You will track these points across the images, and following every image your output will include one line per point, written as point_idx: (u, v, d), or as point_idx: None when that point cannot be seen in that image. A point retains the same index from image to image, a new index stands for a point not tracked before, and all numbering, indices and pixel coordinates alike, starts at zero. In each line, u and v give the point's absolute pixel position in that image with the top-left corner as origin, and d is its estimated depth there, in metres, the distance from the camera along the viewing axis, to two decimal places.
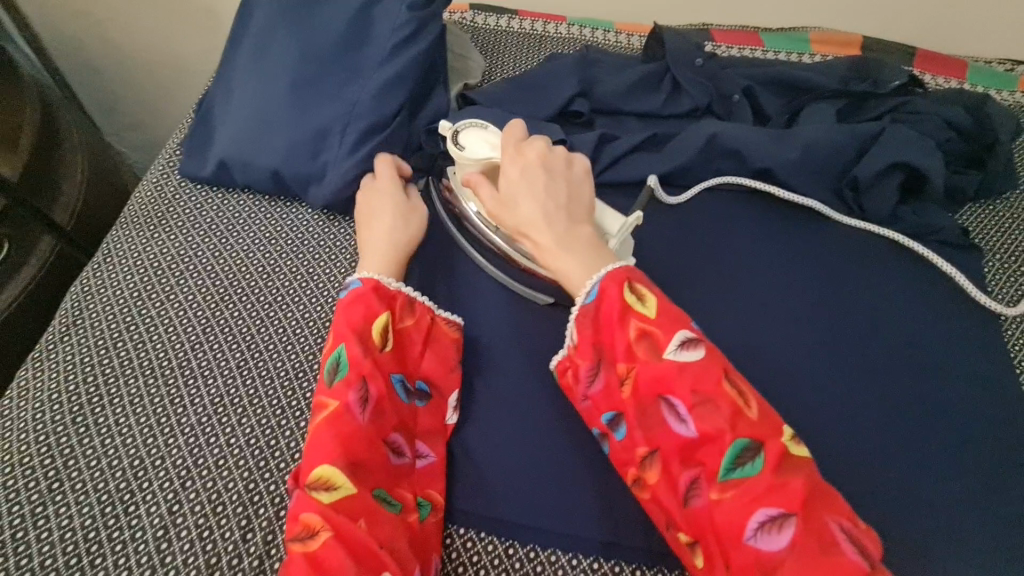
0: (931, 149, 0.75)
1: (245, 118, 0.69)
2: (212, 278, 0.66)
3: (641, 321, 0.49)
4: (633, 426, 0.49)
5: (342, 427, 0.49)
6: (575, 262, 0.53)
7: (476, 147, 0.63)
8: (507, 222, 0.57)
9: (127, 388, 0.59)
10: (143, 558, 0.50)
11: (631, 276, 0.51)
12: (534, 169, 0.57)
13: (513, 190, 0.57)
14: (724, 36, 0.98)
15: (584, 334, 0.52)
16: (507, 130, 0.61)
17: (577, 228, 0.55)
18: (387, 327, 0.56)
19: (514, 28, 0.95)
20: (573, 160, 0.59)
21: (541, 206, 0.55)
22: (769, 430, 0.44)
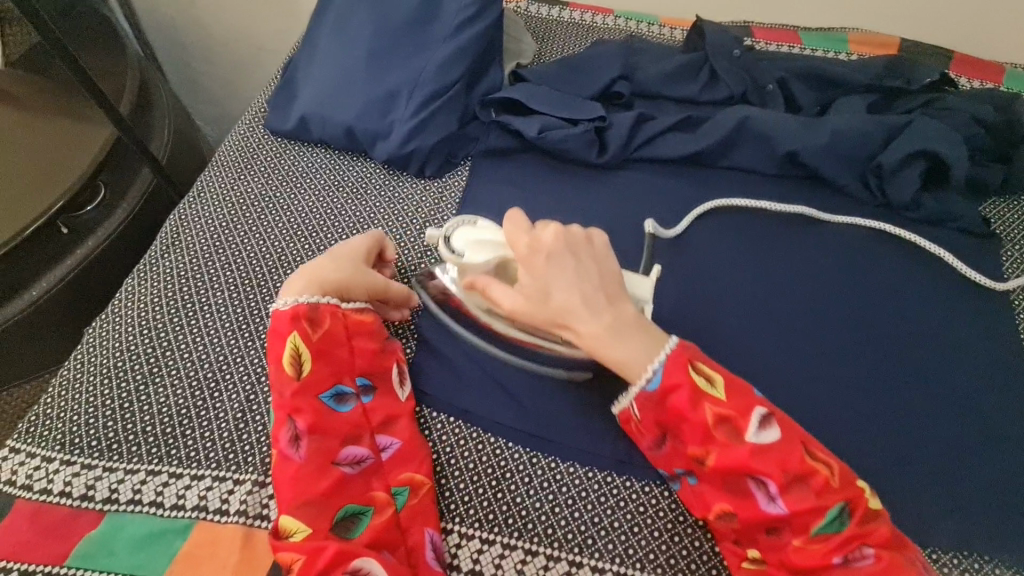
0: (956, 140, 0.78)
1: (326, 80, 0.79)
2: (287, 216, 0.75)
3: (717, 405, 0.50)
4: (714, 490, 0.51)
5: (285, 474, 0.52)
6: (632, 351, 0.51)
7: (473, 249, 0.61)
8: (538, 317, 0.53)
9: (214, 299, 0.68)
10: (224, 433, 0.58)
11: (693, 355, 0.52)
12: (560, 256, 0.53)
13: (542, 279, 0.53)
14: (765, 33, 1.03)
15: (648, 415, 0.52)
16: (508, 224, 0.56)
17: (621, 308, 0.53)
18: (295, 353, 0.56)
19: (565, 18, 1.03)
20: (590, 234, 0.55)
21: (580, 292, 0.52)
22: (852, 491, 0.48)
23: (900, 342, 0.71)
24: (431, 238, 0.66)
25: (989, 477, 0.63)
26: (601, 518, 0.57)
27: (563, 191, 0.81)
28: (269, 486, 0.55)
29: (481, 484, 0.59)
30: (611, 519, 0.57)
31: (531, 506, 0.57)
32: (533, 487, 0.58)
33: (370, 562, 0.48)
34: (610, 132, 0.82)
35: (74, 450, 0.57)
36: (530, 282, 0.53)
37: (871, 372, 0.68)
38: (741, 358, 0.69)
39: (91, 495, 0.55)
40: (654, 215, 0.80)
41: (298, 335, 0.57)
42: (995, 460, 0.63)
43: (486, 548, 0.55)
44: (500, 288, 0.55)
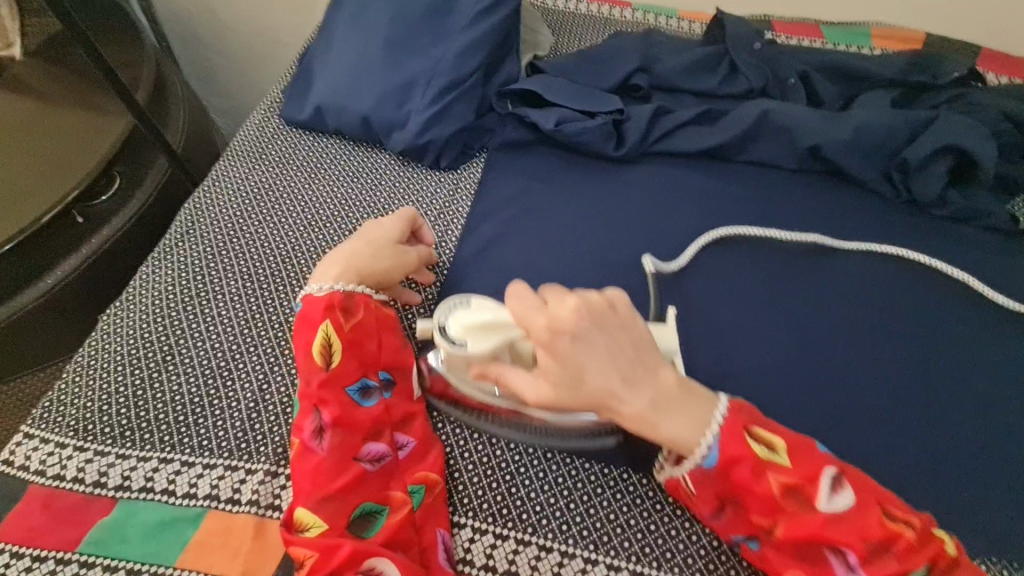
0: (984, 135, 0.76)
1: (342, 70, 0.78)
2: (302, 207, 0.75)
3: (784, 474, 0.48)
4: (784, 559, 0.48)
5: (306, 466, 0.52)
6: (683, 426, 0.48)
7: (478, 337, 0.51)
8: (576, 405, 0.49)
9: (229, 288, 0.67)
10: (238, 422, 0.58)
11: (749, 420, 0.50)
12: (587, 337, 0.48)
13: (574, 366, 0.48)
14: (786, 27, 1.02)
15: (708, 489, 0.50)
16: (513, 304, 0.49)
17: (662, 379, 0.49)
18: (328, 343, 0.56)
19: (582, 10, 1.02)
20: (611, 300, 0.50)
21: (615, 370, 0.48)
22: (932, 548, 0.46)
23: (926, 340, 0.68)
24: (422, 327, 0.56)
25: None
26: (617, 514, 0.56)
27: (580, 184, 0.79)
28: (282, 476, 0.55)
29: (495, 479, 0.58)
30: (627, 517, 0.55)
31: (545, 501, 0.56)
32: (548, 482, 0.57)
33: (385, 562, 0.48)
34: (628, 124, 0.81)
35: (88, 437, 0.57)
36: (561, 372, 0.48)
37: (898, 370, 0.66)
38: (763, 353, 0.66)
39: (104, 482, 0.55)
40: (672, 208, 0.78)
41: (332, 325, 0.57)
42: None
43: (500, 543, 0.54)
44: (523, 379, 0.50)
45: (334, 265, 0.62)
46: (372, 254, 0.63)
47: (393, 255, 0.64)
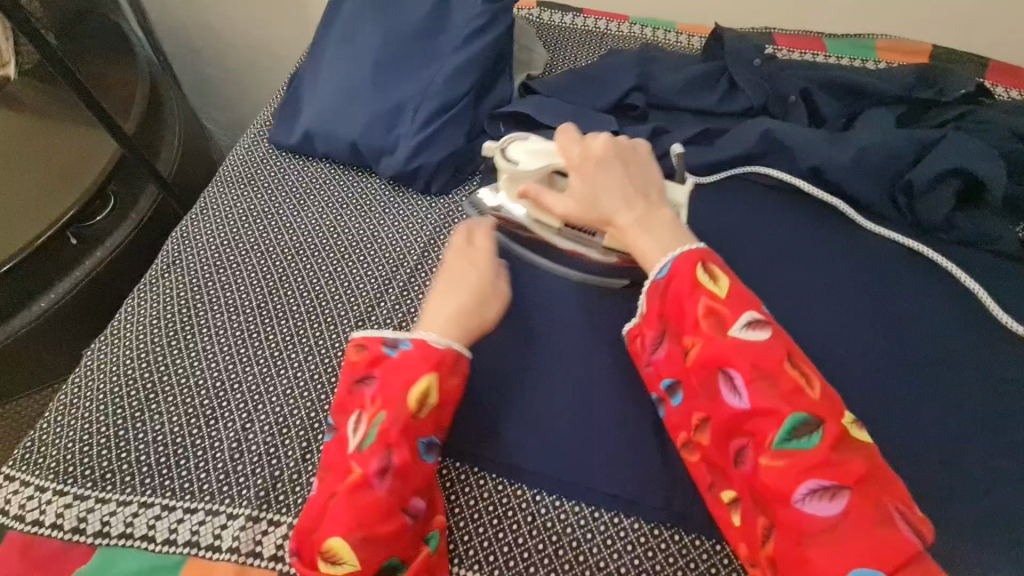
0: (993, 156, 0.74)
1: (331, 94, 0.77)
2: (289, 234, 0.73)
3: (712, 299, 0.49)
4: (693, 390, 0.49)
5: (360, 500, 0.49)
6: (656, 242, 0.54)
7: (529, 158, 0.66)
8: (585, 217, 0.59)
9: (214, 321, 0.66)
10: (219, 464, 0.57)
11: (705, 258, 0.51)
12: (608, 158, 0.60)
13: (592, 179, 0.59)
14: (788, 40, 0.99)
15: (650, 307, 0.53)
16: (561, 138, 0.64)
17: (658, 209, 0.57)
18: (429, 391, 0.53)
19: (578, 25, 1.00)
20: (636, 146, 0.62)
21: (622, 191, 0.58)
22: (829, 412, 0.44)
23: (932, 373, 0.66)
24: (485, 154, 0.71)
25: None
26: (607, 562, 0.54)
27: None
28: (263, 521, 0.54)
29: (482, 523, 0.57)
30: (617, 564, 0.54)
31: (533, 547, 0.55)
32: (536, 527, 0.56)
33: None
34: None
35: (67, 481, 0.56)
36: (582, 181, 0.60)
37: (901, 405, 0.63)
38: None
39: (83, 528, 0.54)
40: None
41: (436, 379, 0.53)
42: None
43: None
44: (550, 195, 0.62)
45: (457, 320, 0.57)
46: (478, 297, 0.59)
47: (496, 293, 0.61)
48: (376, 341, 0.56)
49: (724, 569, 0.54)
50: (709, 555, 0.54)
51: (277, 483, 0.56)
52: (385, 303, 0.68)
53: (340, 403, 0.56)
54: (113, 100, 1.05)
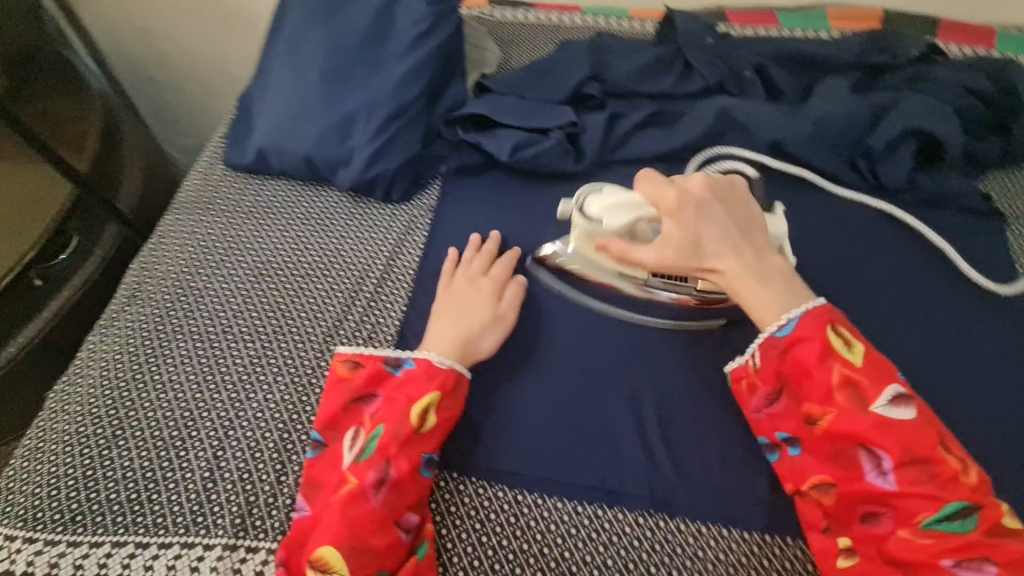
0: (946, 115, 0.74)
1: (280, 109, 0.76)
2: (250, 255, 0.72)
3: (848, 369, 0.49)
4: (819, 456, 0.50)
5: (354, 511, 0.50)
6: (770, 297, 0.53)
7: (611, 214, 0.61)
8: (682, 266, 0.55)
9: (179, 350, 0.65)
10: (192, 495, 0.56)
11: (835, 320, 0.51)
12: (710, 203, 0.56)
13: (694, 228, 0.55)
14: (740, 17, 0.99)
15: (768, 364, 0.53)
16: (643, 183, 0.57)
17: (768, 257, 0.55)
18: (429, 408, 0.55)
19: (531, 19, 0.99)
20: (732, 182, 0.58)
21: (729, 238, 0.55)
22: (984, 495, 0.45)
23: (904, 336, 0.66)
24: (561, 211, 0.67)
25: (1010, 476, 0.58)
26: (592, 556, 0.53)
27: (540, 202, 0.77)
28: (241, 548, 0.53)
29: (464, 529, 0.55)
30: (604, 558, 0.53)
31: (517, 549, 0.54)
32: (519, 528, 0.55)
33: None
34: (584, 136, 0.78)
35: (37, 526, 0.55)
36: (682, 229, 0.54)
37: None
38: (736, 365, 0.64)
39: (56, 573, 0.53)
40: None
41: (438, 398, 0.55)
42: (1011, 459, 0.59)
43: None
44: (641, 248, 0.57)
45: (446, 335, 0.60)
46: (479, 325, 0.62)
47: (497, 321, 0.63)
48: (376, 359, 0.59)
49: (710, 551, 0.53)
50: (694, 539, 0.54)
51: (252, 508, 0.55)
52: (352, 316, 0.68)
53: (335, 416, 0.57)
54: (65, 130, 1.05)
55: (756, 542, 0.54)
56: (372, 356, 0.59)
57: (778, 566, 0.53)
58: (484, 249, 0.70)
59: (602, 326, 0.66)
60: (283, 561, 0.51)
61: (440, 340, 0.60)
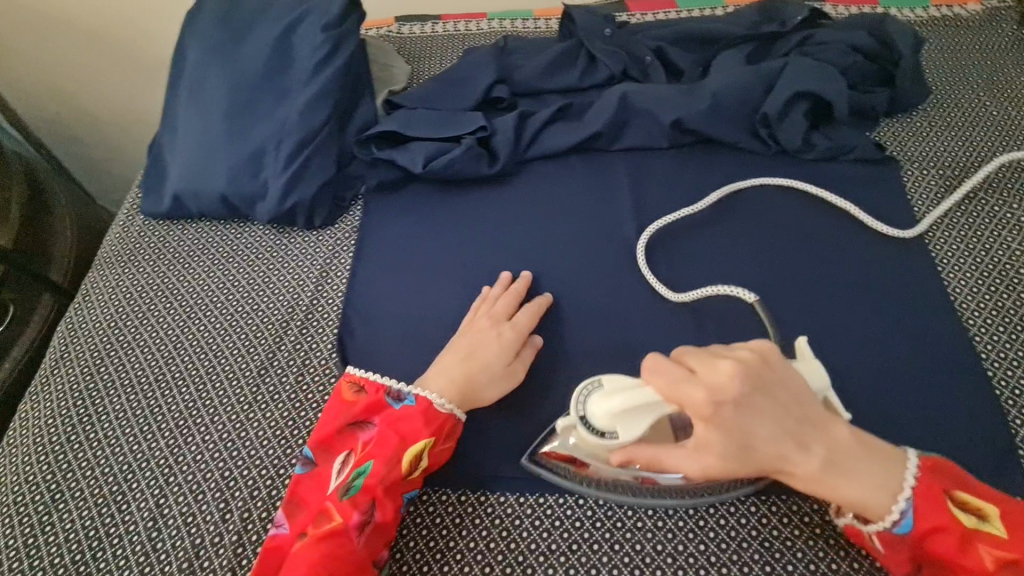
0: (831, 74, 0.78)
1: (190, 152, 0.76)
2: (177, 301, 0.72)
3: (996, 547, 0.45)
4: None
5: (335, 547, 0.51)
6: (862, 487, 0.47)
7: (626, 424, 0.49)
8: (736, 469, 0.48)
9: (112, 406, 0.65)
10: (138, 547, 0.56)
11: (949, 482, 0.48)
12: (752, 397, 0.47)
13: (745, 429, 0.47)
14: (639, 4, 1.02)
15: (901, 553, 0.48)
16: (653, 377, 0.49)
17: (831, 430, 0.48)
18: (422, 454, 0.56)
19: (438, 32, 1.01)
20: (764, 353, 0.49)
21: (782, 432, 0.47)
22: None
23: (815, 289, 0.69)
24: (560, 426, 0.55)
25: (928, 406, 0.61)
26: (538, 543, 0.56)
27: (461, 209, 0.78)
28: None
29: (414, 537, 0.57)
30: (549, 543, 0.56)
31: (466, 547, 0.56)
32: (466, 527, 0.57)
33: None
34: (496, 139, 0.80)
35: None
36: (731, 436, 0.47)
37: (791, 327, 0.67)
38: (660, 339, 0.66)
39: None
40: (557, 215, 0.77)
41: (431, 443, 0.56)
42: (925, 390, 0.62)
43: None
44: (681, 453, 0.49)
45: (453, 371, 0.61)
46: (488, 374, 0.61)
47: (507, 374, 0.62)
48: (379, 390, 0.59)
49: (649, 521, 0.56)
50: (633, 511, 0.57)
51: (200, 551, 0.56)
52: (284, 346, 0.68)
53: (330, 439, 0.57)
54: None
55: (691, 505, 0.56)
56: (374, 384, 0.60)
57: (714, 526, 0.55)
58: (510, 289, 0.69)
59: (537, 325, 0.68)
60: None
61: (447, 378, 0.60)
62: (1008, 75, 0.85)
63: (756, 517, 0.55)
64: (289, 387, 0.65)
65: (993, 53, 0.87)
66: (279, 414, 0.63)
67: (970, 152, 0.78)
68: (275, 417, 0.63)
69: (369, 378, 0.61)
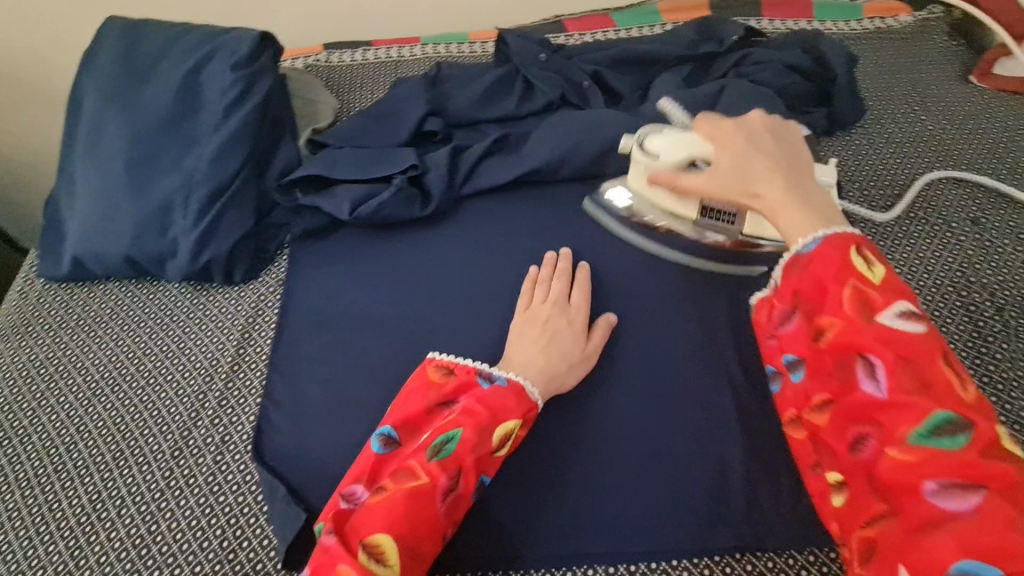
0: (767, 97, 0.77)
1: (90, 210, 0.70)
2: (79, 376, 0.66)
3: (862, 284, 0.41)
4: (818, 373, 0.43)
5: (420, 507, 0.47)
6: (811, 214, 0.46)
7: (670, 149, 0.59)
8: (727, 191, 0.52)
9: (5, 504, 0.59)
10: None
11: (858, 239, 0.44)
12: (760, 135, 0.53)
13: (739, 156, 0.52)
14: (577, 24, 0.99)
15: (788, 279, 0.45)
16: (701, 121, 0.57)
17: (814, 190, 0.49)
18: (512, 433, 0.54)
19: (370, 59, 0.96)
20: (790, 126, 0.56)
21: (775, 165, 0.51)
22: (983, 416, 0.37)
23: None
24: (623, 147, 0.66)
25: None
26: None
27: (395, 254, 0.73)
28: None
29: None
30: None
31: None
32: None
33: None
34: (429, 176, 0.75)
35: None
36: (729, 156, 0.52)
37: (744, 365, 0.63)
38: (606, 385, 0.62)
39: None
40: (496, 253, 0.73)
41: (518, 425, 0.54)
42: None
43: None
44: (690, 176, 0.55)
45: (535, 368, 0.58)
46: (568, 363, 0.60)
47: (584, 360, 0.61)
48: (469, 371, 0.56)
49: None
50: None
51: None
52: (201, 422, 0.62)
53: (416, 418, 0.54)
54: None
55: (642, 573, 0.54)
56: (464, 367, 0.57)
57: None
58: (558, 268, 0.67)
59: None
60: (330, 531, 0.47)
61: (534, 369, 0.58)
62: (943, 88, 0.85)
63: None
64: (206, 469, 0.59)
65: (925, 66, 0.87)
66: (194, 501, 0.58)
67: (909, 169, 0.77)
68: (191, 505, 0.58)
69: (459, 362, 0.58)
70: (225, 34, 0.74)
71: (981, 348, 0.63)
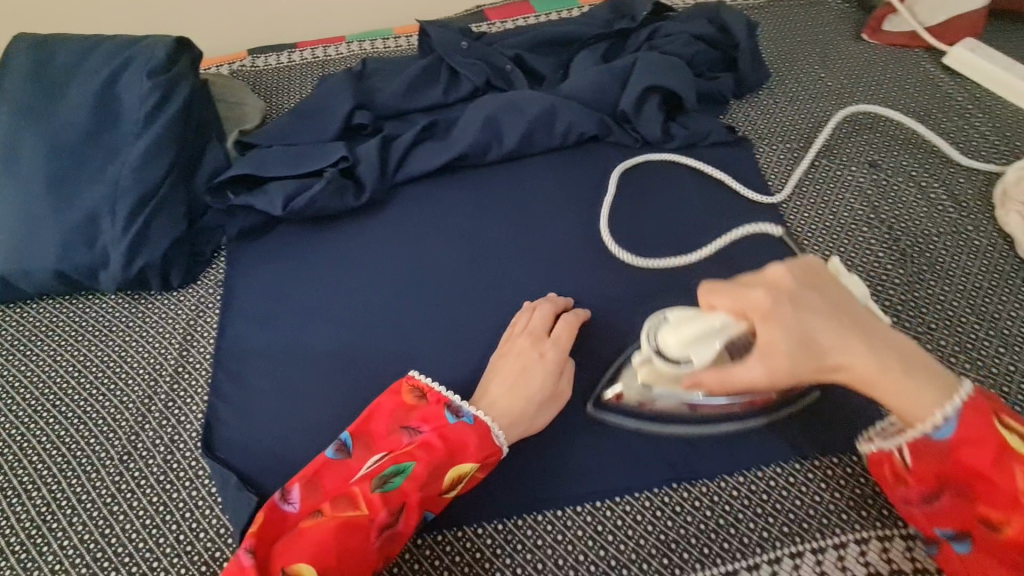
0: (676, 65, 0.81)
1: (11, 228, 0.68)
2: (17, 396, 0.65)
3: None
4: (999, 563, 0.43)
5: (353, 538, 0.48)
6: (923, 388, 0.44)
7: (694, 345, 0.48)
8: (802, 372, 0.45)
9: None
10: None
11: (999, 409, 0.44)
12: (806, 295, 0.46)
13: (810, 327, 0.45)
14: (499, 12, 1.02)
15: (926, 465, 0.46)
16: (707, 295, 0.48)
17: (902, 344, 0.46)
18: (465, 475, 0.54)
19: (296, 61, 0.97)
20: (811, 263, 0.49)
21: (841, 327, 0.45)
22: None
23: (688, 274, 0.70)
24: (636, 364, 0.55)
25: None
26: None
27: (333, 246, 0.75)
28: None
29: None
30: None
31: None
32: None
33: None
34: (360, 167, 0.76)
35: None
36: (798, 334, 0.45)
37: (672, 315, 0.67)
38: None
39: None
40: (432, 236, 0.75)
41: (473, 470, 0.54)
42: None
43: None
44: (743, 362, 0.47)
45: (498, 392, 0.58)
46: (535, 404, 0.58)
47: (552, 399, 0.60)
48: (439, 401, 0.57)
49: (549, 536, 0.56)
50: (532, 530, 0.56)
51: None
52: (148, 427, 0.62)
53: (376, 437, 0.56)
54: None
55: (589, 512, 0.57)
56: (438, 394, 0.58)
57: (613, 528, 0.56)
58: (551, 301, 0.66)
59: (421, 357, 0.66)
60: (250, 549, 0.48)
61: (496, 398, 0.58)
62: (839, 47, 0.91)
63: (651, 511, 0.56)
64: (158, 470, 0.60)
65: (823, 29, 0.93)
66: (148, 502, 0.58)
67: (812, 123, 0.83)
68: (144, 506, 0.58)
69: (433, 387, 0.59)
70: (139, 43, 0.73)
71: (884, 277, 0.68)
